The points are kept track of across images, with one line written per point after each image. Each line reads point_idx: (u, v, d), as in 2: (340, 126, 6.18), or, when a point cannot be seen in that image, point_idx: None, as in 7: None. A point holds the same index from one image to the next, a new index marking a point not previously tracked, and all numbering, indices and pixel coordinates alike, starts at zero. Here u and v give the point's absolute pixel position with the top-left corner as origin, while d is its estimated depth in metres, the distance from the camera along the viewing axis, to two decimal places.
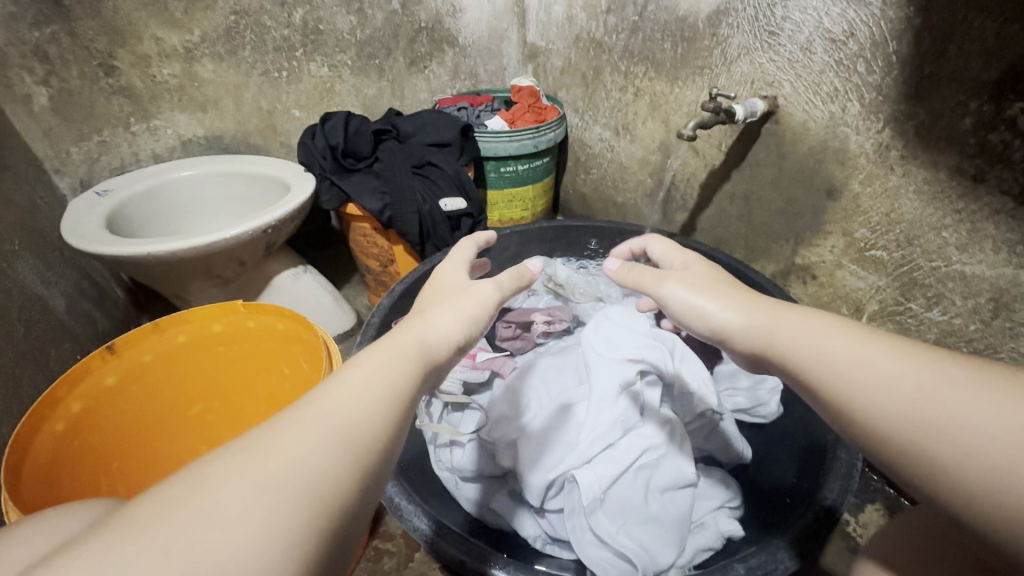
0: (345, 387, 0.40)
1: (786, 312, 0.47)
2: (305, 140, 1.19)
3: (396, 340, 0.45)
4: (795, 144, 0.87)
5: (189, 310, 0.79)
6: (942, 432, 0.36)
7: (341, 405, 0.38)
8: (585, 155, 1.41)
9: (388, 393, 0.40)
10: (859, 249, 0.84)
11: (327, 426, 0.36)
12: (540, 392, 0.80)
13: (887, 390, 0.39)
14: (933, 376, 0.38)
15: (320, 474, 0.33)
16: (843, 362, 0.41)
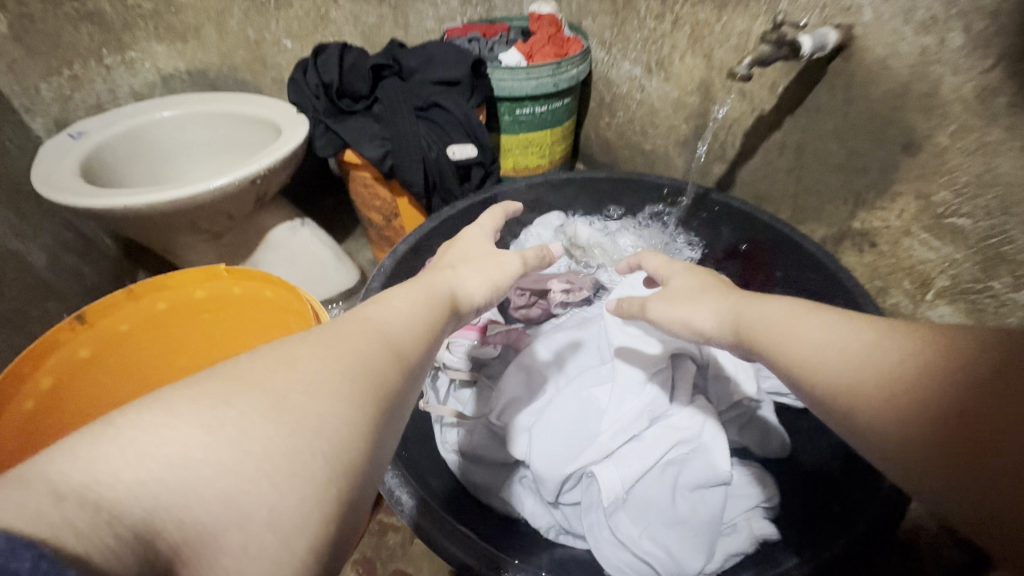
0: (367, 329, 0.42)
1: (747, 304, 0.50)
2: (296, 76, 1.06)
3: (420, 298, 0.48)
4: (867, 86, 0.73)
5: (165, 275, 0.71)
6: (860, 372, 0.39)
7: (365, 341, 0.40)
8: (611, 96, 1.25)
9: (412, 341, 0.43)
10: (935, 215, 0.72)
11: (355, 355, 0.38)
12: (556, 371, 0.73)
13: (816, 355, 0.42)
14: (833, 329, 0.43)
15: (347, 399, 0.35)
16: (787, 338, 0.45)
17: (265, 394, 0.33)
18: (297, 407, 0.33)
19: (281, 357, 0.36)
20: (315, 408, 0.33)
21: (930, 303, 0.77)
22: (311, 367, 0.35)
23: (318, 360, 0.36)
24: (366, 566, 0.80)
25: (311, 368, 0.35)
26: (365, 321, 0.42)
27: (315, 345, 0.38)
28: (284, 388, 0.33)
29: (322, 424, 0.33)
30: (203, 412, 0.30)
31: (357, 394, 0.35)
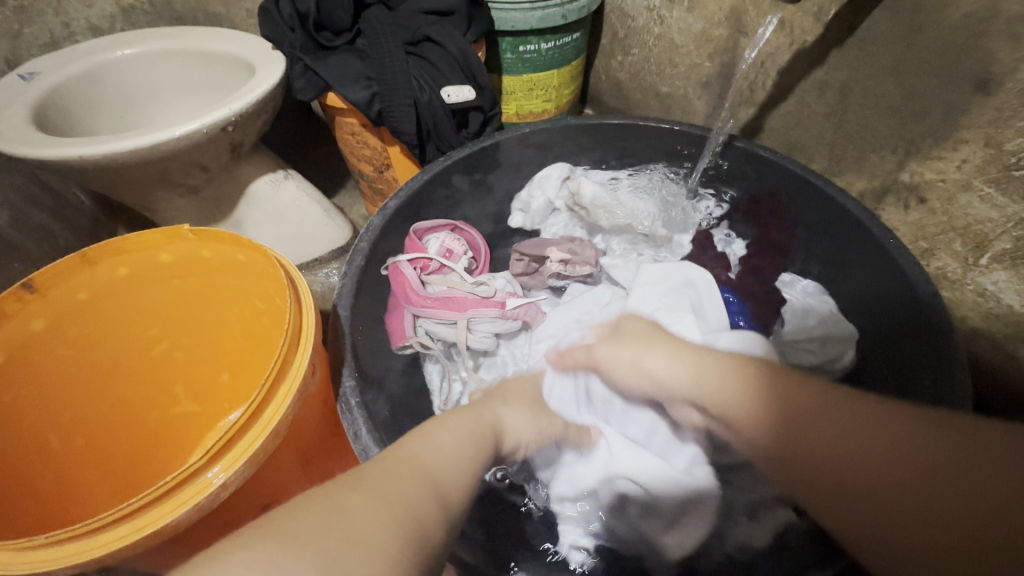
0: (406, 464, 0.40)
1: (718, 368, 0.50)
2: (267, 5, 0.92)
3: (460, 436, 0.48)
4: (942, 9, 0.61)
5: (123, 237, 0.63)
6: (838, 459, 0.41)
7: (414, 485, 0.38)
8: (625, 30, 1.11)
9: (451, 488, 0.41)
10: (1005, 166, 0.62)
11: (400, 500, 0.35)
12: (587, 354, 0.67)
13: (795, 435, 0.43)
14: (795, 415, 0.44)
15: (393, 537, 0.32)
16: (760, 415, 0.45)
17: (310, 546, 0.29)
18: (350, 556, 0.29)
19: (329, 502, 0.33)
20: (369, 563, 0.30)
21: (984, 268, 0.69)
22: (359, 513, 0.33)
23: (368, 505, 0.34)
24: None
25: (359, 515, 0.33)
26: (411, 452, 0.42)
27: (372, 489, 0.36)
28: (330, 534, 0.30)
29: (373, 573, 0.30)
30: (272, 554, 0.28)
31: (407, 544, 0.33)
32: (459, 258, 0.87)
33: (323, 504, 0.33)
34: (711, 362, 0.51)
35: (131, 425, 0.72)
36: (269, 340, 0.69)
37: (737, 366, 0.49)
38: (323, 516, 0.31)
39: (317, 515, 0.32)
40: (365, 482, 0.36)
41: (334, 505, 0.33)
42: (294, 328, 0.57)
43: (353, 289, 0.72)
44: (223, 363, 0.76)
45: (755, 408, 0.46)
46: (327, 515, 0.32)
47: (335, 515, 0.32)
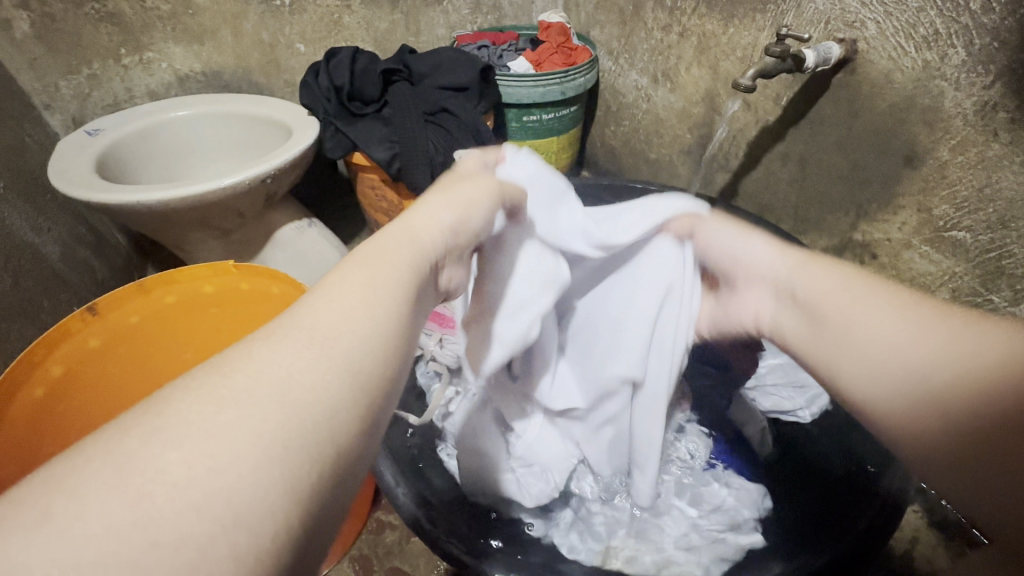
0: (299, 330, 0.31)
1: (809, 274, 0.50)
2: (308, 79, 1.08)
3: (380, 283, 0.36)
4: (873, 99, 0.73)
5: (176, 269, 0.73)
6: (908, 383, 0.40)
7: (289, 358, 0.29)
8: (617, 105, 1.26)
9: (355, 342, 0.31)
10: (936, 228, 0.73)
11: (256, 383, 0.27)
12: (749, 293, 0.56)
13: (881, 344, 0.42)
14: (890, 338, 0.42)
15: (254, 443, 0.25)
16: (843, 311, 0.46)
17: (124, 470, 0.23)
18: (194, 474, 0.24)
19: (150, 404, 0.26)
20: (226, 489, 0.24)
21: None
22: (198, 417, 0.25)
23: (225, 404, 0.26)
24: (363, 563, 0.81)
25: (189, 425, 0.25)
26: (304, 316, 0.32)
27: (233, 378, 0.27)
28: (161, 458, 0.24)
29: (226, 498, 0.24)
30: (82, 491, 0.22)
31: (271, 462, 0.25)
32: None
33: (155, 419, 0.25)
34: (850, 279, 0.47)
35: None
36: None
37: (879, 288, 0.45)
38: (149, 434, 0.25)
39: (147, 433, 0.25)
40: (226, 367, 0.28)
41: (167, 411, 0.26)
42: None
43: None
44: None
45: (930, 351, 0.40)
46: (160, 432, 0.25)
47: (162, 431, 0.25)
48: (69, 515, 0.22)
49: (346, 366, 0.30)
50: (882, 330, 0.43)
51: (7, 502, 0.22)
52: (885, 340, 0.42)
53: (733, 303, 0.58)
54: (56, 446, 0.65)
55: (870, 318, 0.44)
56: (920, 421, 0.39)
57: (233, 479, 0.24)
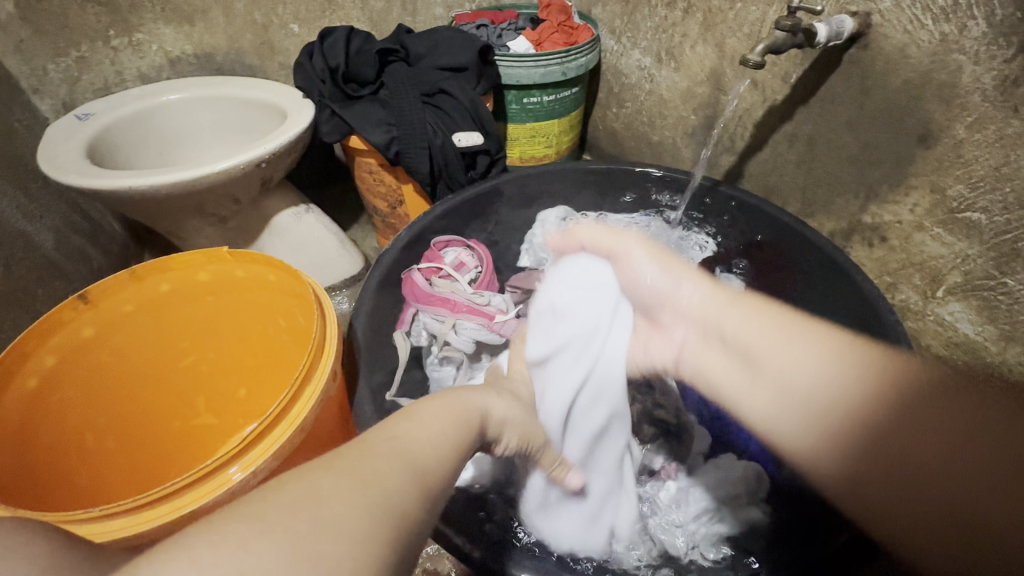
0: (403, 443, 0.36)
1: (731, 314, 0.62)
2: (302, 59, 1.05)
3: (452, 424, 0.42)
4: (886, 75, 0.71)
5: (168, 257, 0.71)
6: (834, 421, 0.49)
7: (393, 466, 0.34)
8: (619, 86, 1.22)
9: (439, 470, 0.36)
10: (949, 210, 0.71)
11: (373, 478, 0.32)
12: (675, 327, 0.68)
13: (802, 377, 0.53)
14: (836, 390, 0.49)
15: (379, 524, 0.29)
16: (792, 348, 0.55)
17: (286, 529, 0.27)
18: (336, 544, 0.27)
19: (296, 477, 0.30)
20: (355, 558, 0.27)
21: (941, 300, 0.76)
22: (340, 492, 0.30)
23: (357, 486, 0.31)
24: None
25: (327, 501, 0.29)
26: (405, 431, 0.38)
27: (349, 466, 0.32)
28: (313, 525, 0.28)
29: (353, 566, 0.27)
30: (231, 547, 0.25)
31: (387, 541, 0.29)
32: (470, 271, 0.94)
33: (299, 495, 0.29)
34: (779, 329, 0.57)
35: (154, 433, 0.76)
36: (291, 355, 0.75)
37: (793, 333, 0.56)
38: (297, 501, 0.28)
39: (292, 501, 0.29)
40: (353, 457, 0.33)
41: (313, 483, 0.30)
42: (319, 339, 0.63)
43: (370, 308, 0.81)
44: (243, 378, 0.82)
45: (815, 442, 0.51)
46: (309, 497, 0.29)
47: (307, 499, 0.29)
48: (246, 557, 0.25)
49: (424, 473, 0.35)
50: (784, 370, 0.55)
51: (201, 538, 0.26)
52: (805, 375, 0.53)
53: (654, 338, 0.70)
54: (53, 437, 0.65)
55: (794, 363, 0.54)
56: (830, 461, 0.49)
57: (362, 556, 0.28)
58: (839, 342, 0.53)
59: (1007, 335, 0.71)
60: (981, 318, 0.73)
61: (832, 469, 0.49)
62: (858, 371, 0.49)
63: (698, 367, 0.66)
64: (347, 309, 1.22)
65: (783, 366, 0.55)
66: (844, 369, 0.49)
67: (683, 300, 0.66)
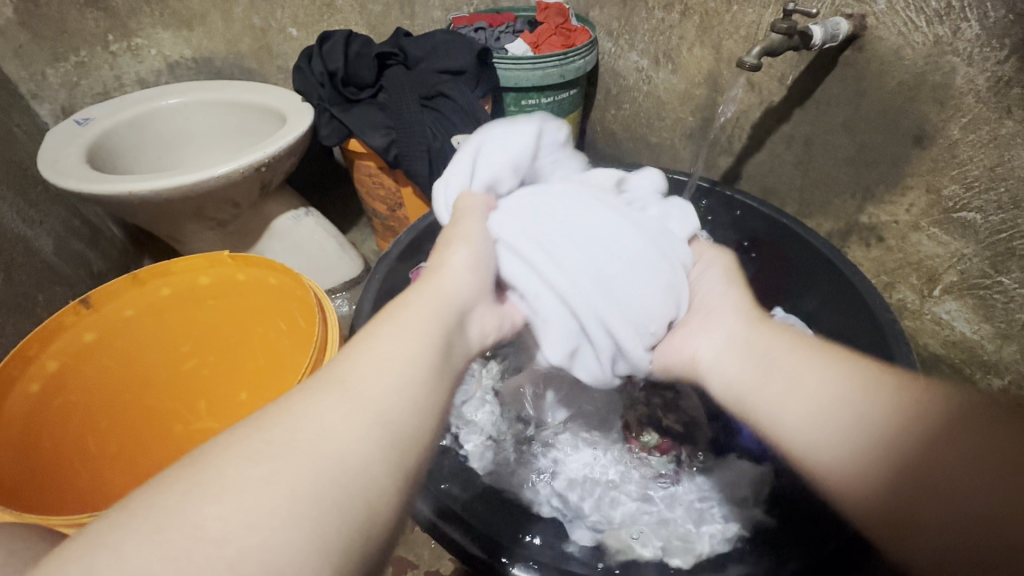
0: (332, 386, 0.33)
1: (759, 331, 0.47)
2: (301, 63, 1.05)
3: (414, 333, 0.38)
4: (881, 77, 0.71)
5: (169, 260, 0.72)
6: (835, 444, 0.37)
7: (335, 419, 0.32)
8: (617, 88, 1.23)
9: (392, 405, 0.33)
10: (945, 209, 0.71)
11: (295, 447, 0.30)
12: (696, 332, 0.52)
13: (838, 405, 0.38)
14: (827, 394, 0.39)
15: (287, 496, 0.28)
16: (779, 369, 0.43)
17: (182, 518, 0.26)
18: (234, 529, 0.26)
19: (208, 456, 0.29)
20: (261, 537, 0.26)
21: (938, 299, 0.77)
22: (238, 470, 0.28)
23: (266, 459, 0.29)
24: None
25: (235, 482, 0.28)
26: (337, 370, 0.35)
27: (274, 435, 0.30)
28: (208, 507, 0.27)
29: (255, 546, 0.26)
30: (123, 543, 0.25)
31: (302, 512, 0.28)
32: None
33: (205, 476, 0.28)
34: (812, 354, 0.43)
35: (156, 438, 0.77)
36: (292, 359, 0.75)
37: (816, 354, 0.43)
38: (195, 489, 0.27)
39: (200, 482, 0.28)
40: (270, 423, 0.31)
41: (216, 465, 0.29)
42: (320, 342, 0.63)
43: (371, 310, 0.81)
44: (245, 382, 0.82)
45: (824, 422, 0.38)
46: (210, 483, 0.28)
47: (214, 480, 0.28)
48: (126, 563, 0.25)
49: (379, 423, 0.32)
50: (791, 377, 0.42)
51: (122, 516, 0.27)
52: (807, 392, 0.40)
53: (680, 335, 0.53)
54: (54, 442, 0.65)
55: (793, 378, 0.42)
56: (849, 458, 0.36)
57: (267, 531, 0.26)
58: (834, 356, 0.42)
59: (1003, 333, 0.72)
60: (976, 317, 0.73)
61: (858, 473, 0.35)
62: (862, 387, 0.38)
63: (714, 355, 0.49)
64: (347, 311, 1.22)
65: (806, 390, 0.40)
66: (843, 364, 0.41)
67: (715, 331, 0.50)
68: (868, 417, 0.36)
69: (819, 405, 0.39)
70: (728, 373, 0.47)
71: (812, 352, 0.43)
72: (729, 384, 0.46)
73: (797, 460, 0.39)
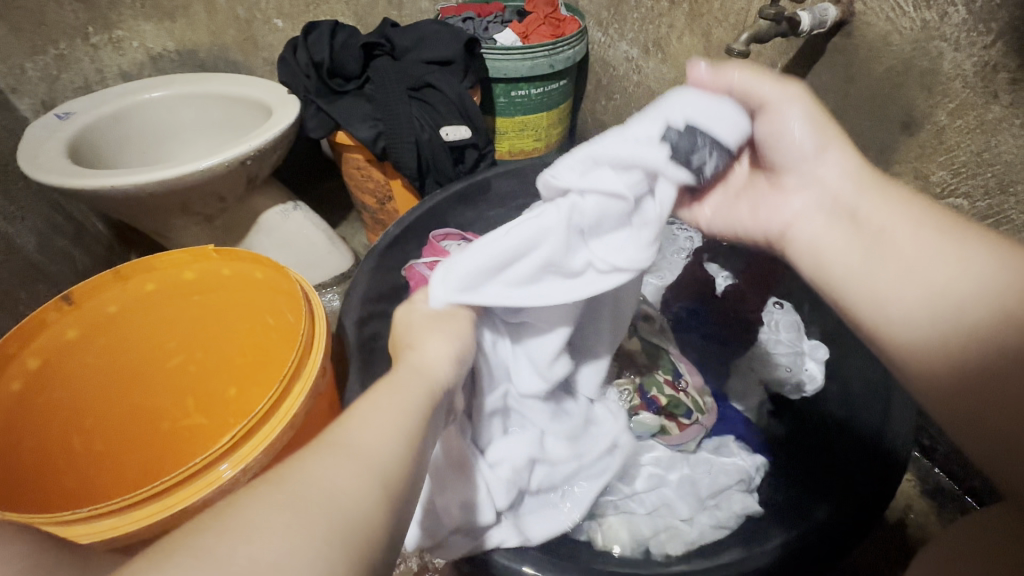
0: (339, 443, 0.33)
1: (869, 196, 0.47)
2: (286, 55, 1.04)
3: (408, 406, 0.38)
4: (870, 63, 0.71)
5: (153, 256, 0.71)
6: (944, 317, 0.39)
7: (362, 482, 0.31)
8: (607, 78, 1.22)
9: (400, 465, 0.33)
10: (933, 196, 0.71)
11: (325, 506, 0.29)
12: (795, 193, 0.51)
13: (959, 294, 0.39)
14: (948, 275, 0.40)
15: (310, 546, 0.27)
16: (894, 246, 0.44)
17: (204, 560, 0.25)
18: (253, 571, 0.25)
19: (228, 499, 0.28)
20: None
21: None
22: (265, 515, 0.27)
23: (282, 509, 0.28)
24: None
25: (266, 525, 0.27)
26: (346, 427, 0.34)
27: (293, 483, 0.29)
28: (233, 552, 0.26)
29: None
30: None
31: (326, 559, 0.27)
32: None
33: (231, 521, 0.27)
34: (932, 230, 0.43)
35: (143, 433, 0.76)
36: (280, 354, 0.74)
37: (939, 226, 0.43)
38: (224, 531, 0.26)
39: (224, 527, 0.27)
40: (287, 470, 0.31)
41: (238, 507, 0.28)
42: (307, 337, 0.62)
43: (359, 304, 0.80)
44: (234, 378, 0.81)
45: (949, 299, 0.39)
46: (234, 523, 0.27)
47: (240, 528, 0.27)
48: None
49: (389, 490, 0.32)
50: (913, 264, 0.43)
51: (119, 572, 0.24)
52: (931, 277, 0.41)
53: (771, 198, 0.53)
54: (36, 440, 0.64)
55: (913, 256, 0.43)
56: (928, 327, 0.40)
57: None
58: (973, 238, 0.41)
59: None
60: None
61: (934, 336, 0.40)
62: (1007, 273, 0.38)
63: (808, 239, 0.50)
64: (338, 306, 1.21)
65: (913, 267, 0.42)
66: (961, 250, 0.41)
67: (805, 192, 0.51)
68: (974, 312, 0.38)
69: (932, 279, 0.41)
70: (822, 250, 0.49)
71: (934, 224, 0.43)
72: (835, 250, 0.48)
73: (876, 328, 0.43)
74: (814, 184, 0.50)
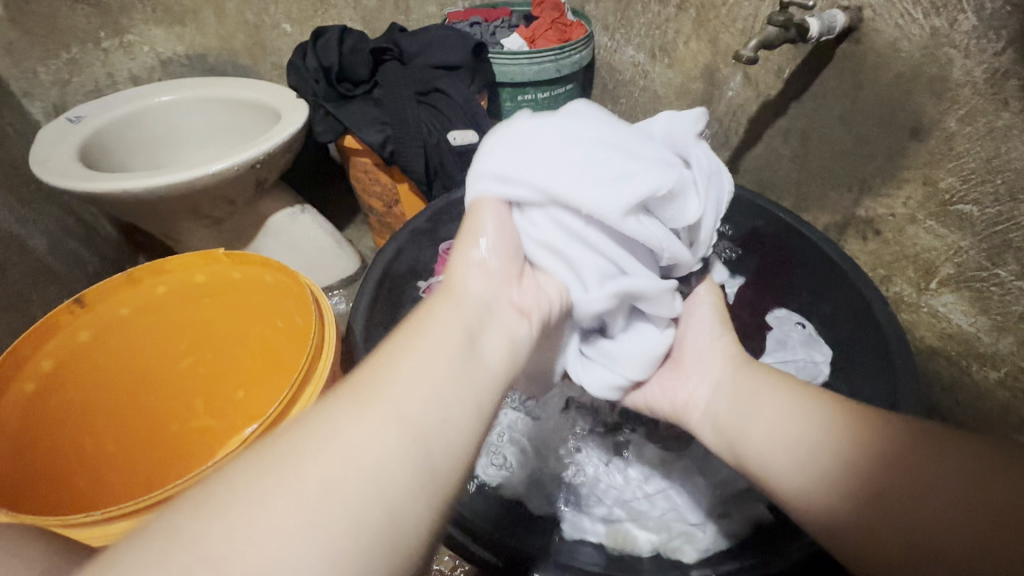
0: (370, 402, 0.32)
1: (741, 371, 0.51)
2: (295, 59, 1.05)
3: (445, 359, 0.35)
4: (879, 69, 0.71)
5: (165, 259, 0.71)
6: (813, 477, 0.40)
7: (375, 434, 0.30)
8: (613, 82, 1.22)
9: (445, 438, 0.32)
10: (942, 202, 0.71)
11: (341, 473, 0.28)
12: (689, 374, 0.54)
13: (815, 448, 0.40)
14: (807, 428, 0.42)
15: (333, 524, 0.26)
16: (761, 407, 0.46)
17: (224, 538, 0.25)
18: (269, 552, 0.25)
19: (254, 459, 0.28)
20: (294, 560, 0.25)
21: (935, 292, 0.77)
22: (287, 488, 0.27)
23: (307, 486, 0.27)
24: None
25: (281, 501, 0.26)
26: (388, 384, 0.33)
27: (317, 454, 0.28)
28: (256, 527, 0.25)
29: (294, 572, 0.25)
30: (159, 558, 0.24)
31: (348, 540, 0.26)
32: None
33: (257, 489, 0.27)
34: (788, 389, 0.46)
35: (153, 434, 0.76)
36: (289, 357, 0.75)
37: (793, 387, 0.46)
38: (245, 504, 0.26)
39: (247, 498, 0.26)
40: (313, 433, 0.30)
41: (260, 479, 0.27)
42: (317, 340, 0.63)
43: (367, 307, 0.81)
44: (242, 380, 0.81)
45: (810, 452, 0.41)
46: (264, 495, 0.26)
47: (257, 499, 0.26)
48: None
49: (425, 467, 0.30)
50: (778, 420, 0.44)
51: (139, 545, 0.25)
52: (790, 431, 0.43)
53: (667, 378, 0.56)
54: (50, 441, 0.65)
55: (777, 417, 0.44)
56: (823, 491, 0.39)
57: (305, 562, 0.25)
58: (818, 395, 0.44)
59: (999, 326, 0.72)
60: (972, 309, 0.74)
61: (831, 504, 0.38)
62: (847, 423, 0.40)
63: (703, 406, 0.52)
64: (344, 309, 1.21)
65: (779, 425, 0.44)
66: (814, 399, 0.44)
67: (698, 377, 0.54)
68: (838, 461, 0.39)
69: (795, 435, 0.42)
70: (718, 418, 0.50)
71: (786, 385, 0.47)
72: (722, 419, 0.49)
73: (784, 504, 0.41)
74: (703, 363, 0.54)
